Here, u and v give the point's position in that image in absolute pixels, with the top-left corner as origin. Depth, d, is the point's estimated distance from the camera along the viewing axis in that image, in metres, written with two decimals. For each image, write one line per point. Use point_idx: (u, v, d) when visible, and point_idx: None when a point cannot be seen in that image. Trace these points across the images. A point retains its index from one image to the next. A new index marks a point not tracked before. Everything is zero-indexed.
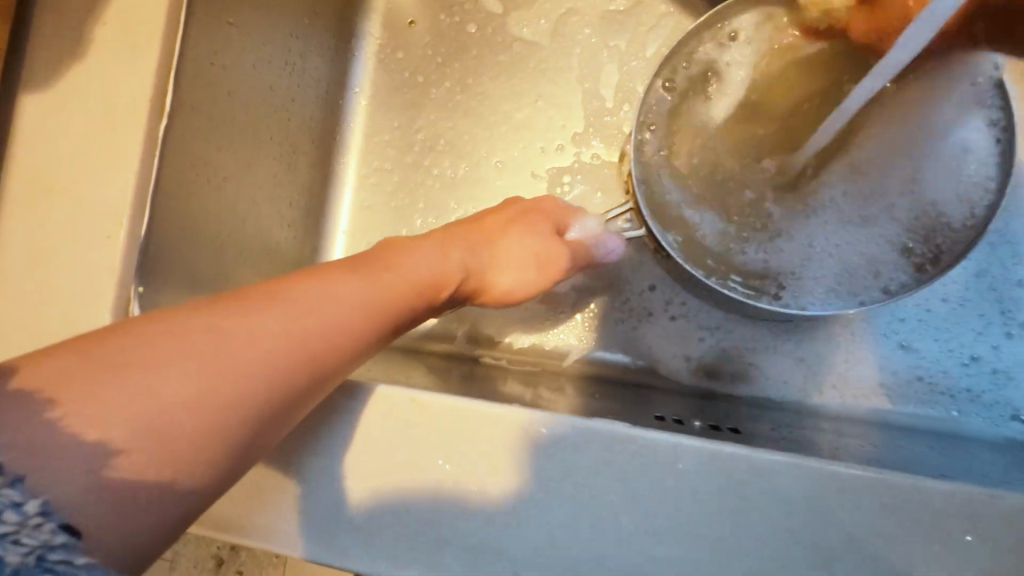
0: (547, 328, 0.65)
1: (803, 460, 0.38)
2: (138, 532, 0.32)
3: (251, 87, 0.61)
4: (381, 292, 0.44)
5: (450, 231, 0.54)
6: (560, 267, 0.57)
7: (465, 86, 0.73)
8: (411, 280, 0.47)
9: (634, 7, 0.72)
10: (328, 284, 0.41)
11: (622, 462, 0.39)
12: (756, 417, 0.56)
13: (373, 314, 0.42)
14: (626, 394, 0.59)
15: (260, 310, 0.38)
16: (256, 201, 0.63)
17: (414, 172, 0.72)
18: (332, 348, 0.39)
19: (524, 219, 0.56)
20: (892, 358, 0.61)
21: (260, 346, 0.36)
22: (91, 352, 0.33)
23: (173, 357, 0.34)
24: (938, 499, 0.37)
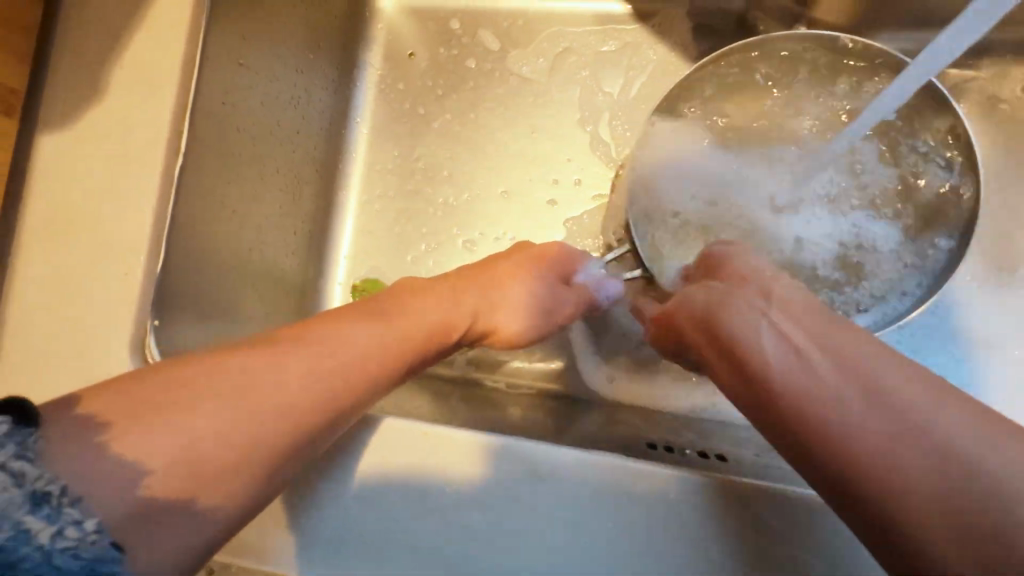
0: (545, 352, 0.67)
1: (787, 490, 0.40)
2: (166, 562, 0.33)
3: (259, 122, 0.63)
4: (399, 339, 0.45)
5: (460, 274, 0.54)
6: (569, 312, 0.57)
7: (463, 118, 0.76)
8: (425, 324, 0.48)
9: (626, 45, 0.75)
10: (348, 329, 0.43)
11: (615, 491, 0.41)
12: (744, 440, 0.58)
13: (391, 357, 0.44)
14: (620, 416, 0.62)
15: (287, 352, 0.39)
16: (263, 230, 0.65)
17: (414, 199, 0.75)
18: (352, 392, 0.41)
19: (533, 262, 0.57)
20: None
21: (287, 385, 0.38)
22: (127, 392, 0.35)
23: (205, 396, 0.35)
24: None
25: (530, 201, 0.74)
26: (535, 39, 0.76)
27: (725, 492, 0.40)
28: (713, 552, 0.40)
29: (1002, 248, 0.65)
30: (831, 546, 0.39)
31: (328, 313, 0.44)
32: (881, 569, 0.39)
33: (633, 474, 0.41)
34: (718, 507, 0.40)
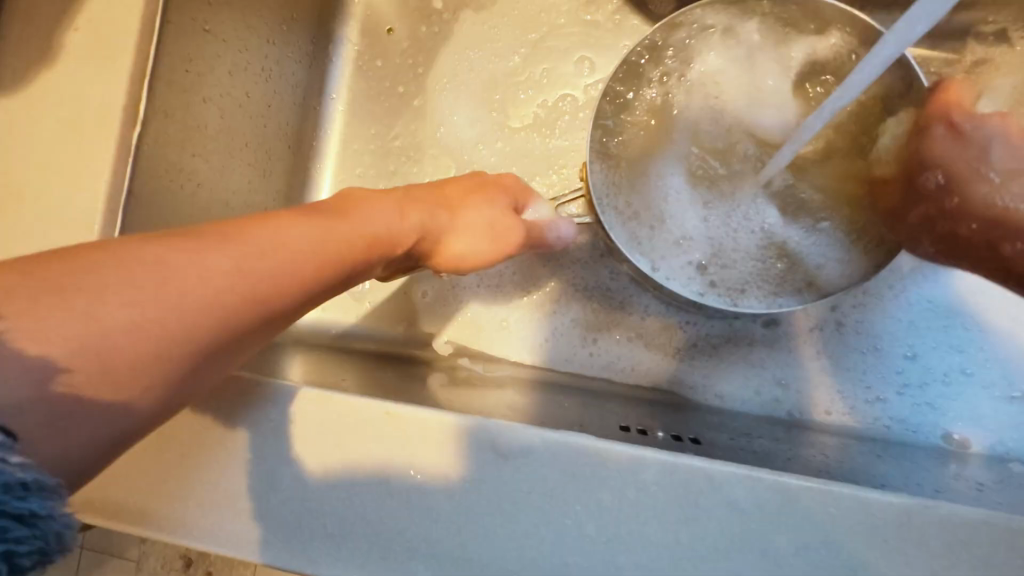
0: (519, 334, 0.66)
1: (757, 471, 0.39)
2: (72, 453, 0.31)
3: (225, 92, 0.61)
4: (335, 242, 0.42)
5: (409, 192, 0.51)
6: (515, 239, 0.56)
7: (443, 96, 0.74)
8: (365, 235, 0.44)
9: (611, 24, 0.73)
10: (282, 224, 0.39)
11: (583, 471, 0.40)
12: (715, 425, 0.57)
13: (330, 260, 0.41)
14: (597, 399, 0.61)
15: (214, 249, 0.35)
16: (230, 205, 0.63)
17: (391, 178, 0.73)
18: (285, 288, 0.38)
19: (483, 191, 0.55)
20: (837, 368, 0.63)
21: (212, 285, 0.34)
22: (32, 272, 0.31)
23: (117, 286, 0.32)
24: (883, 509, 0.38)
25: None
26: (519, 17, 0.74)
27: (695, 474, 0.39)
28: (682, 536, 0.38)
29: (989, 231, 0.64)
30: (800, 530, 0.38)
31: (267, 210, 0.40)
32: (848, 550, 0.38)
33: (601, 456, 0.40)
34: (686, 489, 0.39)
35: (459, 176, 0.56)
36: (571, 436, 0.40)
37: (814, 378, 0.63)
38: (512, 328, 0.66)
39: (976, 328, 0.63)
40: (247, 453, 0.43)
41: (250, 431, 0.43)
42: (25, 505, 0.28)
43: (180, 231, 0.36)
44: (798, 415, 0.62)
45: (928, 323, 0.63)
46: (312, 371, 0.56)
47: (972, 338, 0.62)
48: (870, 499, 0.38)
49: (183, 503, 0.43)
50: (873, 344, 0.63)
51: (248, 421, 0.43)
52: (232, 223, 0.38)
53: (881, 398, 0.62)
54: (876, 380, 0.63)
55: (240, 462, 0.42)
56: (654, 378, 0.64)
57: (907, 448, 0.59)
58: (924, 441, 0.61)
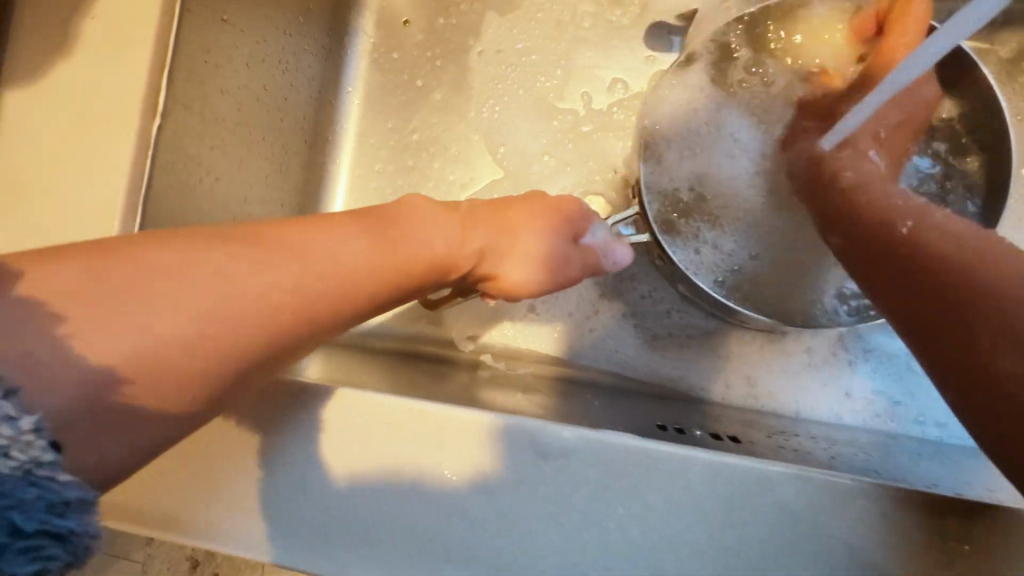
0: (543, 330, 0.65)
1: (808, 471, 0.37)
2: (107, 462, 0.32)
3: (243, 85, 0.59)
4: (388, 263, 0.41)
5: (471, 208, 0.50)
6: (570, 274, 0.52)
7: (462, 90, 0.73)
8: (420, 255, 0.44)
9: (632, 15, 0.72)
10: (333, 239, 0.40)
11: (626, 471, 0.38)
12: (747, 423, 0.56)
13: (379, 281, 0.41)
14: (624, 398, 0.59)
15: (267, 255, 0.37)
16: (247, 201, 0.61)
17: (408, 172, 0.72)
18: (327, 308, 0.38)
19: (546, 213, 0.51)
20: (880, 368, 0.62)
21: (262, 295, 0.36)
22: (94, 268, 0.33)
23: (169, 289, 0.34)
24: (936, 510, 0.37)
25: (530, 178, 0.71)
26: (538, 10, 0.73)
27: (743, 475, 0.38)
28: (730, 540, 0.37)
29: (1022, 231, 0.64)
30: (851, 532, 0.37)
31: (319, 215, 0.41)
32: (901, 552, 0.36)
33: (644, 456, 0.38)
34: (733, 489, 0.38)
35: (525, 196, 0.52)
36: (615, 436, 0.39)
37: (856, 378, 0.62)
38: (536, 324, 0.65)
39: None
40: (273, 453, 0.41)
41: (277, 431, 0.41)
42: (66, 524, 0.28)
43: (235, 234, 0.37)
44: (830, 415, 0.61)
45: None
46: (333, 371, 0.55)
47: None
48: (923, 500, 0.37)
49: (207, 506, 0.41)
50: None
51: (276, 421, 0.42)
52: (284, 226, 0.39)
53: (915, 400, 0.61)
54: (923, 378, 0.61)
55: (267, 463, 0.41)
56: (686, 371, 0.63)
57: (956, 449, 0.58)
58: (972, 443, 0.60)
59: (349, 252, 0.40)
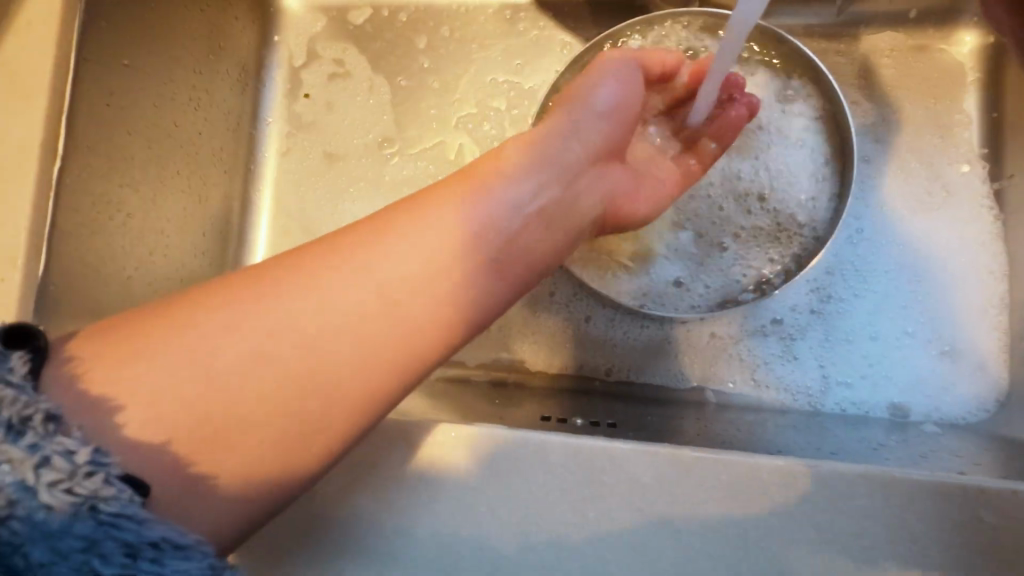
0: (500, 345, 0.67)
1: (652, 446, 0.41)
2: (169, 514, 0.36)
3: (150, 123, 0.62)
4: (349, 326, 0.40)
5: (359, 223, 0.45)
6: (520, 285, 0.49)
7: (376, 113, 0.76)
8: (351, 311, 0.41)
9: (530, 34, 0.76)
10: (246, 337, 0.39)
11: (495, 460, 0.42)
12: (660, 424, 0.59)
13: (355, 361, 0.40)
14: (564, 404, 0.62)
15: (235, 335, 0.38)
16: (165, 232, 0.64)
17: (328, 196, 0.75)
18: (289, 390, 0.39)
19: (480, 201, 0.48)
20: (794, 362, 0.63)
21: (231, 371, 0.38)
22: (108, 339, 0.38)
23: (164, 361, 0.37)
24: (769, 474, 0.40)
25: None
26: (443, 36, 0.77)
27: (597, 454, 0.41)
28: (589, 513, 0.40)
29: (939, 189, 0.65)
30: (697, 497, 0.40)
31: (291, 283, 0.40)
32: (744, 517, 0.39)
33: (510, 444, 0.42)
34: (589, 467, 0.41)
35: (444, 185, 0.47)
36: (485, 429, 0.42)
37: (758, 366, 0.64)
38: (489, 339, 0.67)
39: (930, 313, 0.63)
40: None
41: None
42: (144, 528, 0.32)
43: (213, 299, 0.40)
44: (756, 402, 0.63)
45: (850, 296, 0.64)
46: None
47: (927, 322, 0.63)
48: (760, 463, 0.40)
49: None
50: (810, 323, 0.64)
51: None
52: (258, 287, 0.40)
53: (842, 385, 0.63)
54: (820, 360, 0.63)
55: None
56: (597, 370, 0.66)
57: (851, 426, 0.60)
58: (882, 413, 0.62)
59: (284, 339, 0.39)
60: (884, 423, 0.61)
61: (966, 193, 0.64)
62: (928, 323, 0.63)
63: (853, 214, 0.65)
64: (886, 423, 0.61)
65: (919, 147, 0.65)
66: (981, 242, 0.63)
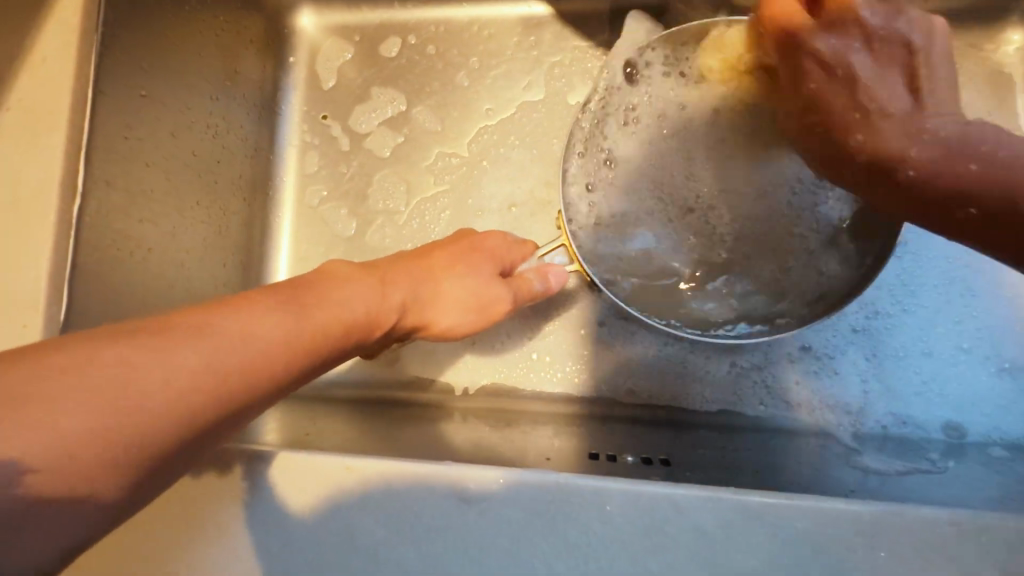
0: (533, 369, 0.65)
1: (718, 492, 0.38)
2: (63, 540, 0.30)
3: (169, 154, 0.60)
4: (314, 321, 0.39)
5: (390, 265, 0.48)
6: (503, 311, 0.50)
7: (396, 134, 0.74)
8: (339, 317, 0.41)
9: (553, 46, 0.74)
10: (256, 312, 0.37)
11: (544, 507, 0.39)
12: (700, 450, 0.56)
13: (294, 351, 0.38)
14: (599, 429, 0.60)
15: (184, 342, 0.33)
16: (185, 264, 0.63)
17: (352, 220, 0.73)
18: (267, 368, 0.36)
19: (469, 256, 0.50)
20: (838, 382, 0.60)
21: (175, 383, 0.32)
22: (28, 365, 0.30)
23: (80, 385, 0.30)
24: (844, 520, 0.37)
25: (475, 214, 0.72)
26: (463, 53, 0.75)
27: (658, 502, 0.38)
28: (651, 567, 0.37)
29: None
30: (767, 546, 0.37)
31: (239, 296, 0.38)
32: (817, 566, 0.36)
33: (563, 493, 0.39)
34: (651, 518, 0.38)
35: (446, 240, 0.51)
36: (535, 475, 0.39)
37: (806, 387, 0.60)
38: (523, 363, 0.65)
39: (988, 331, 0.60)
40: (202, 521, 0.41)
41: (207, 499, 0.41)
42: None
43: (163, 324, 0.34)
44: (799, 425, 0.60)
45: (904, 312, 0.61)
46: (294, 436, 0.56)
47: (986, 340, 0.60)
48: (835, 509, 0.37)
49: None
50: (860, 339, 0.61)
51: (204, 491, 0.41)
52: (206, 311, 0.36)
53: (893, 410, 0.59)
54: (872, 376, 0.60)
55: (201, 536, 0.41)
56: (641, 395, 0.63)
57: (905, 450, 0.56)
58: (935, 436, 0.58)
59: (270, 321, 0.37)
60: (942, 446, 0.57)
61: None
62: (987, 340, 0.60)
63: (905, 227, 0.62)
64: (943, 447, 0.57)
65: None
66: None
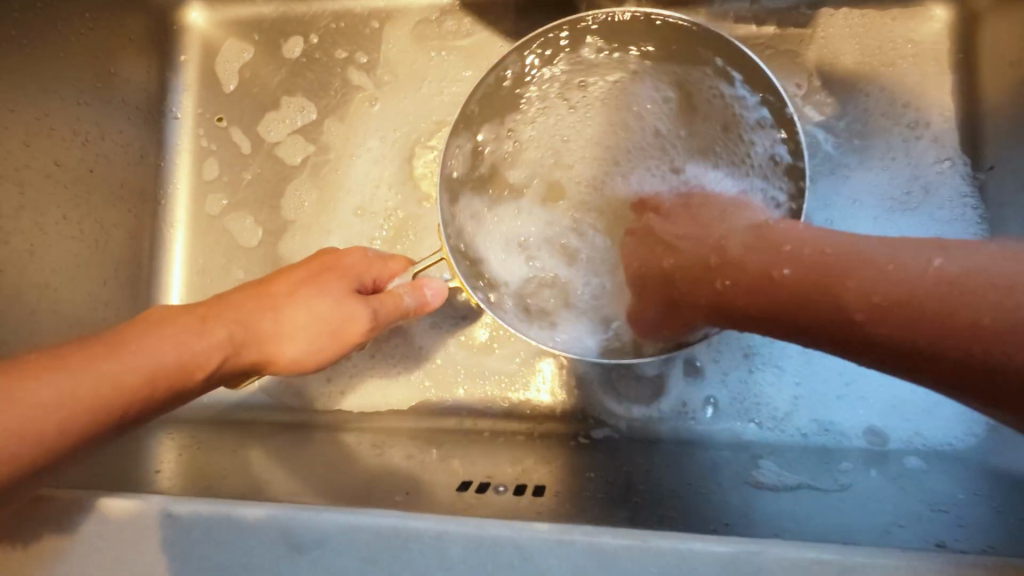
0: (441, 380, 0.60)
1: (567, 533, 0.34)
2: None
3: (23, 166, 0.56)
4: (116, 377, 0.38)
5: (222, 300, 0.46)
6: (358, 332, 0.48)
7: (305, 143, 0.69)
8: (139, 368, 0.39)
9: (464, 33, 0.68)
10: (37, 376, 0.36)
11: (379, 554, 0.35)
12: (609, 463, 0.52)
13: (68, 417, 0.36)
14: (504, 444, 0.55)
15: None
16: (52, 285, 0.58)
17: (251, 226, 0.68)
18: (35, 436, 0.35)
19: (316, 280, 0.48)
20: (755, 388, 0.55)
21: None
22: None
23: None
24: (705, 561, 0.32)
25: (384, 215, 0.67)
26: (367, 42, 0.69)
27: (502, 545, 0.34)
28: None
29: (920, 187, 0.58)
30: None
31: (27, 358, 0.37)
32: None
33: (399, 538, 0.35)
34: (495, 563, 0.34)
35: (295, 264, 0.50)
36: (375, 516, 0.35)
37: (722, 393, 0.56)
38: (430, 375, 0.60)
39: None
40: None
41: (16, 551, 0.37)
42: None
43: None
44: (714, 435, 0.55)
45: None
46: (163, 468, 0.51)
47: None
48: (693, 550, 0.33)
49: None
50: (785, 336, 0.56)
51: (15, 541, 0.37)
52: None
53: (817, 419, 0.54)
54: (798, 376, 0.55)
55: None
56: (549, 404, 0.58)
57: (825, 463, 0.52)
58: (856, 444, 0.54)
59: (42, 386, 0.35)
60: (858, 455, 0.53)
61: (948, 189, 0.58)
62: None
63: (814, 205, 0.58)
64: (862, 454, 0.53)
65: (889, 142, 0.59)
66: (957, 220, 0.57)
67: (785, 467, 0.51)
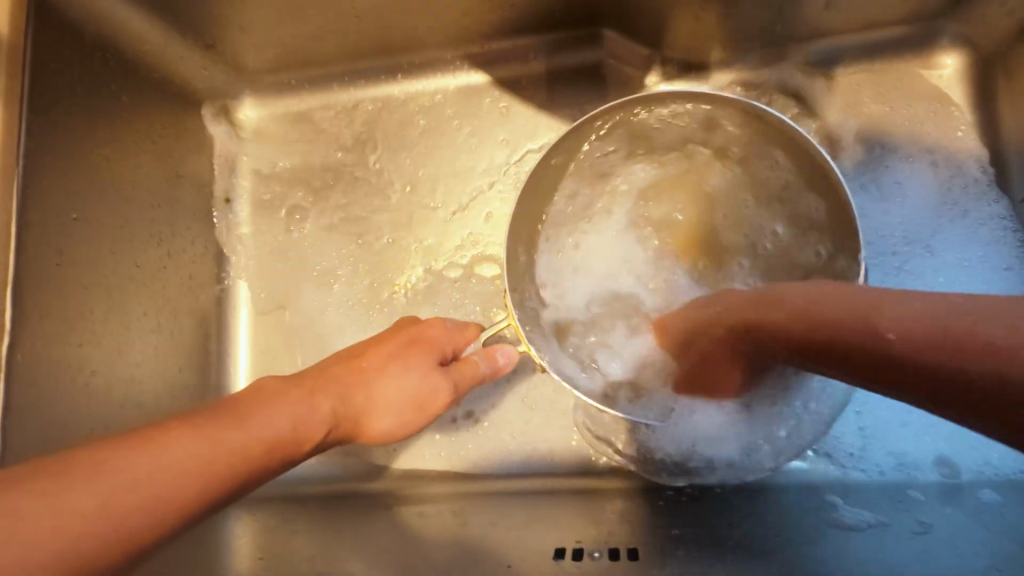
0: (511, 440, 0.62)
1: None
2: None
3: (110, 271, 0.60)
4: (245, 448, 0.40)
5: (319, 373, 0.50)
6: (441, 403, 0.52)
7: (359, 220, 0.73)
8: (261, 439, 0.42)
9: (500, 107, 0.73)
10: (179, 442, 0.38)
11: None
12: (694, 518, 0.54)
13: (206, 482, 0.38)
14: (581, 502, 0.57)
15: (103, 479, 0.34)
16: (137, 378, 0.61)
17: (312, 304, 0.71)
18: (179, 503, 0.37)
19: (405, 352, 0.52)
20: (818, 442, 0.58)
21: (99, 516, 0.33)
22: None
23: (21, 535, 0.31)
24: None
25: (437, 282, 0.70)
26: (411, 123, 0.74)
27: None
28: None
29: (949, 207, 0.63)
30: None
31: (162, 425, 0.39)
32: None
33: None
34: None
35: (382, 336, 0.53)
36: None
37: None
38: (498, 436, 0.62)
39: None
40: None
41: None
42: None
43: (76, 463, 0.35)
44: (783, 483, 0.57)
45: None
46: (263, 556, 0.51)
47: None
48: None
49: None
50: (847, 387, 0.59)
51: None
52: (121, 445, 0.37)
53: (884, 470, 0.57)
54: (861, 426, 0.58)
55: None
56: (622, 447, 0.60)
57: (900, 503, 0.54)
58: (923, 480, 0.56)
59: (184, 452, 0.38)
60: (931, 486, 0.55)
61: (979, 201, 0.63)
62: None
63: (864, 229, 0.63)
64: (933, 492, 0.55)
65: (918, 171, 0.64)
66: (1000, 241, 0.62)
67: (868, 510, 0.53)
